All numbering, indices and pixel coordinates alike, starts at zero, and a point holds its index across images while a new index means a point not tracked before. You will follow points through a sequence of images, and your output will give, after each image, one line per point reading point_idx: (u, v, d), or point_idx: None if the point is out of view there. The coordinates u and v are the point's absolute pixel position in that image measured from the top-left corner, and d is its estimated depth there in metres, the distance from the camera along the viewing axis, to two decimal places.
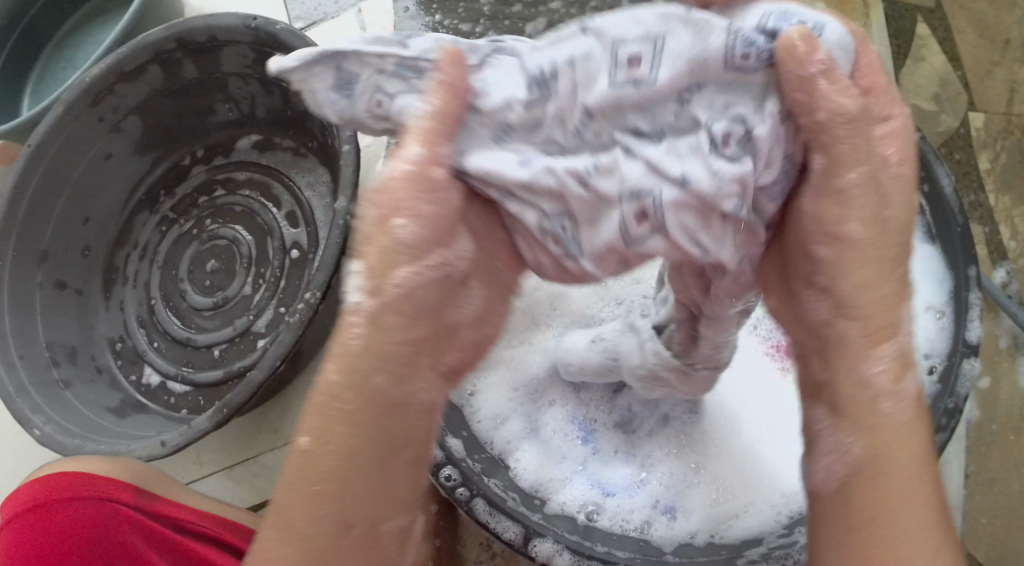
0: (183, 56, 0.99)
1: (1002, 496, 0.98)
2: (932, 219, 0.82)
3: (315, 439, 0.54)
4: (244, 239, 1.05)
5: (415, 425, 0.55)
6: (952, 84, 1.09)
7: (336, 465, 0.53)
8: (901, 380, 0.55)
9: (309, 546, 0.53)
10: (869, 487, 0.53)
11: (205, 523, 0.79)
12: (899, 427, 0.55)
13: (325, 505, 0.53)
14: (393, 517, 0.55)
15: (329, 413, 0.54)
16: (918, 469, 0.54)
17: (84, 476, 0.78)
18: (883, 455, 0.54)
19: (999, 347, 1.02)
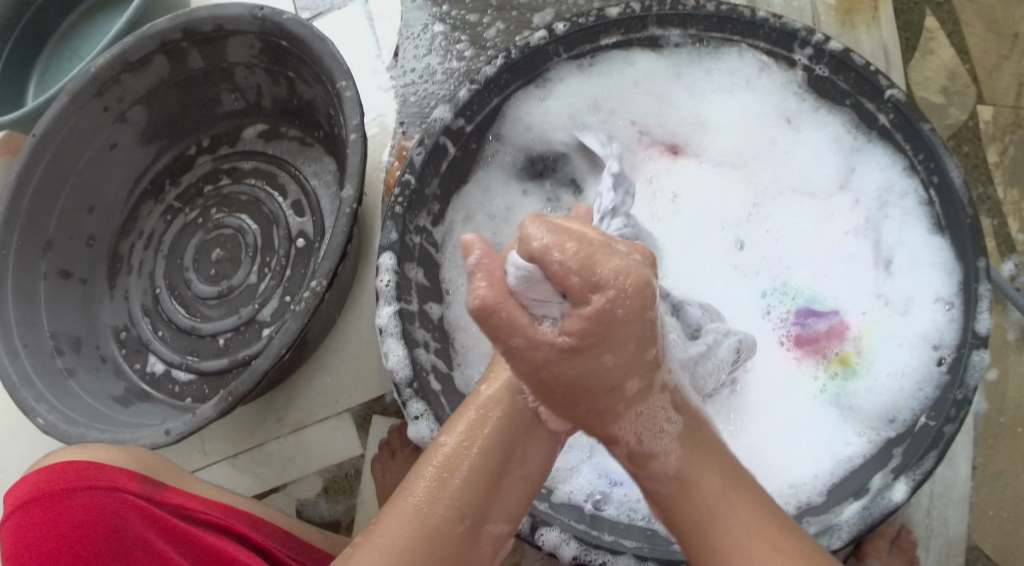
0: (188, 46, 0.99)
1: (1009, 489, 0.97)
2: (942, 209, 0.80)
3: (464, 440, 0.65)
4: (250, 229, 1.05)
5: (537, 454, 0.67)
6: (961, 77, 1.08)
7: (472, 468, 0.64)
8: (645, 466, 0.67)
9: (424, 526, 0.62)
10: (692, 536, 0.66)
11: (214, 513, 0.78)
12: (700, 478, 0.67)
13: (447, 492, 0.63)
14: (497, 522, 0.65)
15: (476, 417, 0.65)
16: (733, 508, 0.65)
17: (91, 464, 0.76)
18: (688, 507, 0.66)
19: (1008, 341, 1.02)
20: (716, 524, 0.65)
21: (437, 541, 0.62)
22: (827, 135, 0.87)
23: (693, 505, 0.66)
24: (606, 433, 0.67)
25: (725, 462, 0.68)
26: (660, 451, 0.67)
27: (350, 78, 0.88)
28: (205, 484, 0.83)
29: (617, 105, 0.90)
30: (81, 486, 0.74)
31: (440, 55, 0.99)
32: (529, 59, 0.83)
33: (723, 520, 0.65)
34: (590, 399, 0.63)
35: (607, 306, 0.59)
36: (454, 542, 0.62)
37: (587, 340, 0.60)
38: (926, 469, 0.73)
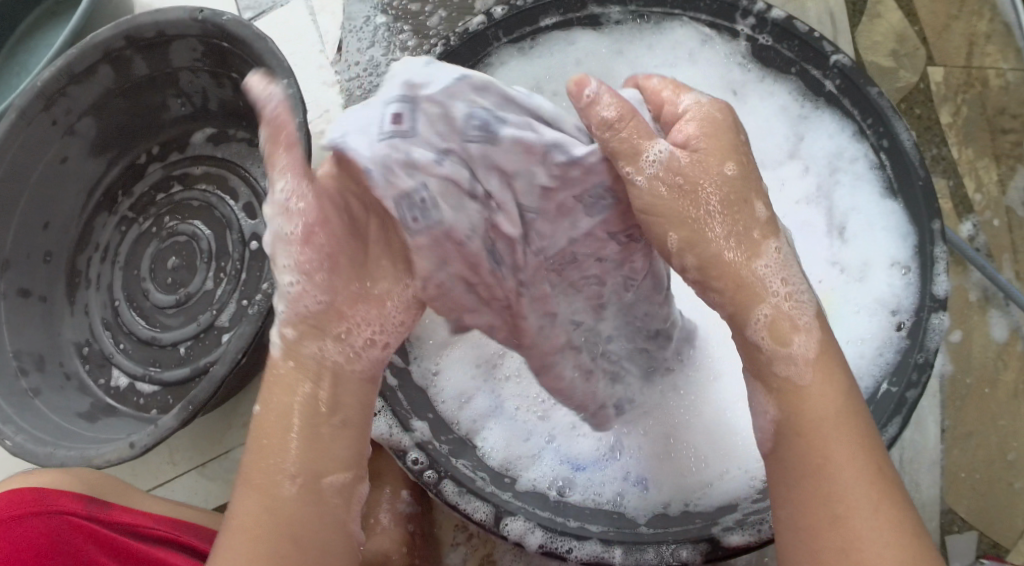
0: (132, 54, 0.97)
1: (980, 450, 0.98)
2: (893, 172, 0.79)
3: (272, 407, 0.64)
4: (203, 234, 1.04)
5: (347, 398, 0.65)
6: (910, 39, 1.08)
7: (287, 434, 0.63)
8: (786, 342, 0.64)
9: (266, 502, 0.62)
10: (808, 450, 0.61)
11: (160, 526, 0.77)
12: (816, 394, 0.63)
13: (277, 458, 0.63)
14: (334, 473, 0.64)
15: (280, 376, 0.64)
16: (842, 432, 0.61)
17: (33, 490, 0.76)
18: (808, 423, 0.62)
19: (970, 301, 1.02)
20: (833, 445, 0.61)
21: (277, 508, 0.62)
22: (774, 104, 0.87)
23: (822, 433, 0.61)
24: (752, 286, 0.64)
25: (847, 388, 0.63)
26: (800, 329, 0.64)
27: (291, 76, 0.87)
28: (155, 499, 0.82)
29: (559, 87, 0.90)
30: (24, 513, 0.75)
31: (384, 47, 0.99)
32: (470, 44, 0.81)
33: (833, 442, 0.61)
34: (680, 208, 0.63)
35: (703, 118, 0.64)
36: (292, 505, 0.62)
37: (719, 151, 0.63)
38: (889, 436, 0.72)
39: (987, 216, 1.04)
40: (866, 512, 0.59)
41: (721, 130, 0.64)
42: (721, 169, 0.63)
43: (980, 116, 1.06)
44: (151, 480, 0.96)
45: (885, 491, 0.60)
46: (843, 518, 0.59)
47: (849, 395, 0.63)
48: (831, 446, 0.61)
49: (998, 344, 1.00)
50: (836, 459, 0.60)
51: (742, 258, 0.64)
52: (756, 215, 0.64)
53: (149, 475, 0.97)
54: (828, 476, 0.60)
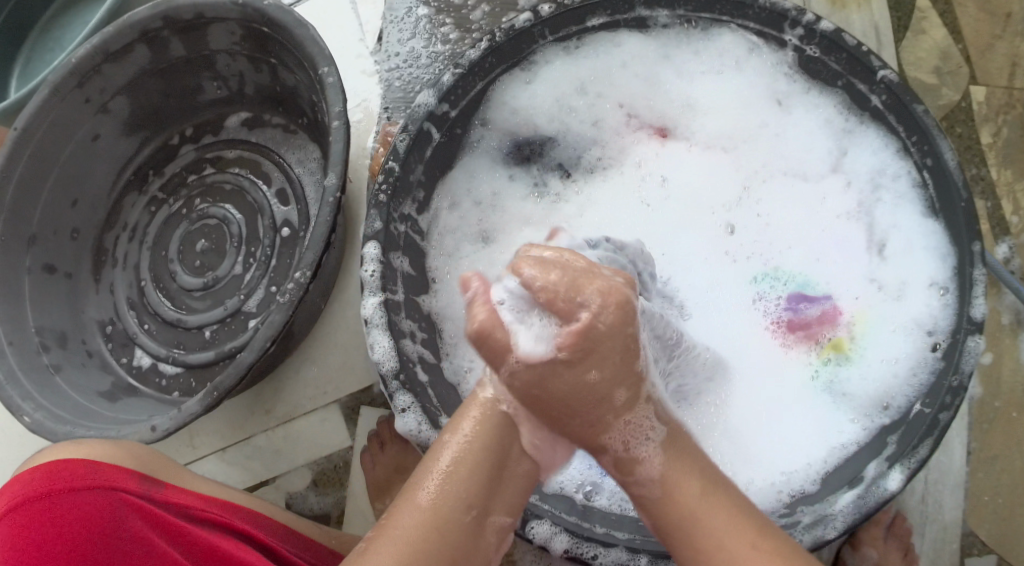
0: (170, 35, 0.97)
1: (1004, 474, 0.97)
2: (936, 192, 0.79)
3: (472, 437, 0.66)
4: (234, 219, 1.03)
5: (541, 454, 0.68)
6: (954, 57, 1.07)
7: (468, 465, 0.65)
8: (632, 472, 0.66)
9: (441, 527, 0.64)
10: (677, 531, 0.65)
11: (214, 509, 0.75)
12: (676, 482, 0.66)
13: (457, 487, 0.64)
14: (501, 512, 0.67)
15: (486, 417, 0.66)
16: (717, 511, 0.65)
17: (88, 464, 0.73)
18: (670, 509, 0.66)
19: (1002, 324, 1.00)
20: (694, 520, 0.65)
21: (451, 534, 0.64)
22: (818, 117, 0.86)
23: (678, 514, 0.65)
24: (597, 442, 0.67)
25: (704, 472, 0.67)
26: (648, 456, 0.66)
27: (332, 64, 0.86)
28: (199, 478, 0.80)
29: (604, 88, 0.88)
30: (77, 486, 0.71)
31: (424, 39, 0.97)
32: (513, 42, 0.81)
33: (689, 516, 0.65)
34: (581, 411, 0.65)
35: (594, 319, 0.63)
36: (460, 533, 0.64)
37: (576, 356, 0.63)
38: (920, 458, 0.72)
39: None
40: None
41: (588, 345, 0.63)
42: (585, 374, 0.64)
43: (1020, 138, 1.05)
44: None
45: (760, 532, 0.64)
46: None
47: (711, 482, 0.67)
48: (703, 512, 0.65)
49: None
50: (705, 527, 0.64)
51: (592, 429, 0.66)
52: (614, 402, 0.65)
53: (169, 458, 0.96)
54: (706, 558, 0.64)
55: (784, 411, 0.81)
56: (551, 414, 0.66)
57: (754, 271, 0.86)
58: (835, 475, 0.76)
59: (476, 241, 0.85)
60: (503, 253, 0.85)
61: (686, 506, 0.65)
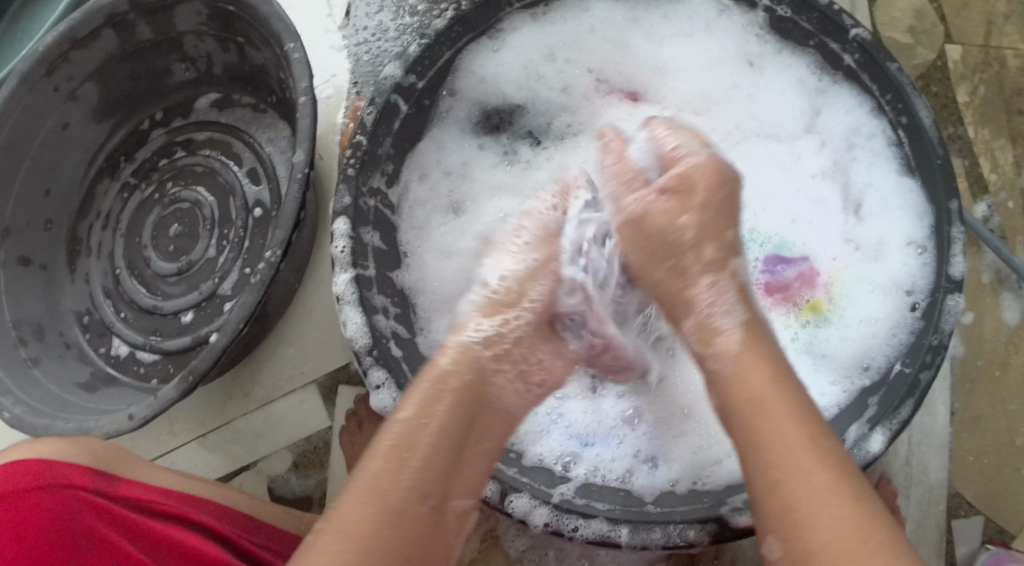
0: (136, 18, 0.95)
1: (988, 434, 0.97)
2: (911, 149, 0.78)
3: (418, 415, 0.64)
4: (205, 201, 1.02)
5: (496, 428, 0.68)
6: (928, 16, 1.06)
7: (422, 451, 0.63)
8: (710, 344, 0.68)
9: (390, 510, 0.60)
10: (744, 433, 0.64)
11: (173, 503, 0.73)
12: (747, 371, 0.66)
13: (407, 468, 0.62)
14: (458, 497, 0.64)
15: (432, 392, 0.66)
16: (781, 401, 0.64)
17: (40, 462, 0.71)
18: (738, 401, 0.65)
19: (983, 283, 1.00)
20: (763, 414, 0.63)
21: (404, 520, 0.60)
22: (792, 77, 0.85)
23: (760, 406, 0.64)
24: (681, 297, 0.71)
25: (778, 363, 0.66)
26: (723, 331, 0.68)
27: (297, 40, 0.85)
28: (167, 471, 0.77)
29: (573, 55, 0.87)
30: (30, 488, 0.70)
31: (392, 11, 0.97)
32: (480, 11, 0.80)
33: (767, 416, 0.63)
34: (653, 248, 0.71)
35: (690, 170, 0.71)
36: (415, 519, 0.61)
37: (680, 196, 0.71)
38: (901, 419, 0.71)
39: (1002, 197, 1.02)
40: (811, 492, 0.59)
41: (687, 181, 0.71)
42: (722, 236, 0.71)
43: (998, 96, 1.04)
44: (151, 451, 0.95)
45: (840, 466, 0.61)
46: (779, 481, 0.61)
47: (781, 374, 0.66)
48: (768, 402, 0.64)
49: (1010, 328, 0.99)
50: (764, 419, 0.63)
51: (675, 282, 0.71)
52: (703, 255, 0.70)
53: (150, 445, 0.96)
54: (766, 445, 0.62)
55: None
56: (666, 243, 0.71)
57: None
58: None
59: (447, 212, 0.84)
60: (472, 225, 0.85)
61: (756, 397, 0.64)
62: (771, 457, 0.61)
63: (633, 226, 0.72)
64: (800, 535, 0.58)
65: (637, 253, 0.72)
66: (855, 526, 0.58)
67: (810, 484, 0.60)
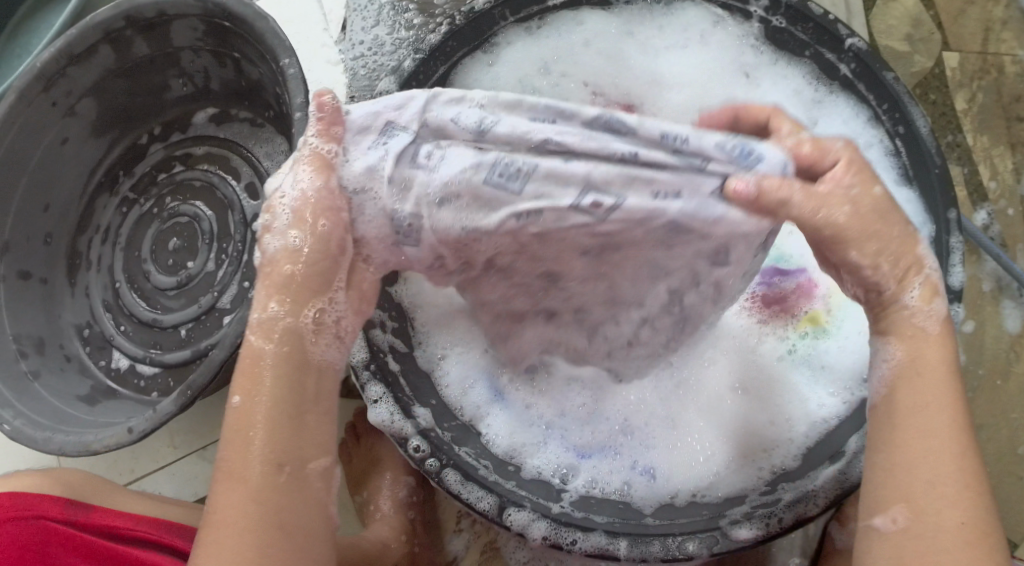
0: (133, 34, 0.96)
1: (990, 443, 0.96)
2: (908, 159, 0.77)
3: (249, 396, 0.61)
4: (205, 215, 1.03)
5: (326, 385, 0.63)
6: (925, 24, 1.06)
7: (266, 428, 0.61)
8: (929, 301, 0.63)
9: (252, 494, 0.60)
10: (903, 403, 0.62)
11: (140, 527, 0.76)
12: (928, 345, 0.63)
13: (253, 449, 0.61)
14: (316, 459, 0.63)
15: (255, 369, 0.62)
16: (940, 384, 0.62)
17: (14, 494, 0.73)
18: (914, 373, 0.62)
19: (983, 291, 1.00)
20: (912, 397, 0.62)
21: (265, 497, 0.60)
22: (787, 88, 0.84)
23: (908, 388, 0.62)
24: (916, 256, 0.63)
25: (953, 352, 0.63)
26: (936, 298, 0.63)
27: (293, 55, 0.85)
28: (133, 497, 0.79)
29: (568, 67, 0.87)
30: (2, 518, 0.71)
31: (388, 25, 0.98)
32: (474, 24, 0.81)
33: (919, 395, 0.62)
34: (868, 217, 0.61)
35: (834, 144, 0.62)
36: (274, 494, 0.60)
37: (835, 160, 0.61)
38: None
39: (1002, 205, 1.02)
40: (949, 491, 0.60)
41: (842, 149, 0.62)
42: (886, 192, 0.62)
43: (995, 103, 1.04)
44: (150, 465, 0.95)
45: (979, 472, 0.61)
46: (909, 464, 0.61)
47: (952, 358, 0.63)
48: (926, 378, 0.62)
49: (1010, 336, 0.98)
50: (925, 399, 0.61)
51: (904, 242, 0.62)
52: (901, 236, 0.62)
53: (149, 460, 0.96)
54: (917, 431, 0.61)
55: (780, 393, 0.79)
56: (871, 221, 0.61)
57: None
58: (817, 450, 0.74)
59: None
60: None
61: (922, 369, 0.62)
62: (907, 444, 0.61)
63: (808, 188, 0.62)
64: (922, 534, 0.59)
65: (859, 223, 0.61)
66: (971, 529, 0.59)
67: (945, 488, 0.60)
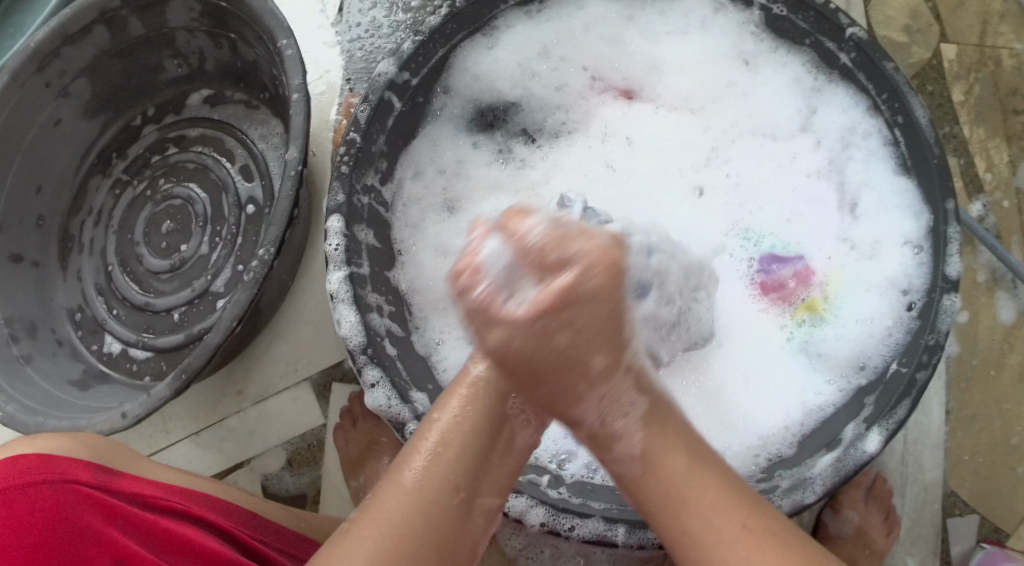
0: (128, 14, 0.95)
1: (983, 433, 0.97)
2: (907, 150, 0.77)
3: (463, 411, 0.61)
4: (199, 197, 1.02)
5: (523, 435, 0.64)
6: (924, 15, 1.06)
7: (466, 451, 0.61)
8: (616, 441, 0.63)
9: (427, 510, 0.60)
10: (668, 523, 0.62)
11: (173, 498, 0.72)
12: (659, 464, 0.61)
13: (444, 467, 0.60)
14: (490, 497, 0.63)
15: (471, 389, 0.62)
16: (703, 485, 0.61)
17: (40, 457, 0.69)
18: (662, 496, 0.62)
19: (978, 282, 1.00)
20: (692, 505, 0.61)
21: (432, 513, 0.60)
22: (786, 76, 0.85)
23: (685, 497, 0.61)
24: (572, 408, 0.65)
25: (691, 439, 0.63)
26: (623, 427, 0.62)
27: (291, 37, 0.85)
28: (163, 467, 0.77)
29: (567, 52, 0.87)
30: (31, 482, 0.68)
31: (385, 7, 0.97)
32: (474, 7, 0.81)
33: (694, 500, 0.61)
34: (550, 381, 0.59)
35: (574, 281, 0.57)
36: (446, 519, 0.60)
37: (559, 312, 0.57)
38: (898, 419, 0.71)
39: (997, 197, 1.02)
40: None
41: (564, 304, 0.57)
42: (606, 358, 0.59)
43: (992, 95, 1.04)
44: (144, 450, 0.95)
45: (784, 551, 0.60)
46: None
47: (696, 454, 0.62)
48: (689, 493, 0.61)
49: (1005, 328, 0.99)
50: (688, 507, 0.61)
51: (585, 392, 0.60)
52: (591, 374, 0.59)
53: (142, 445, 0.95)
54: (696, 542, 0.60)
55: (772, 378, 0.80)
56: (570, 387, 0.60)
57: (722, 234, 0.85)
58: (815, 435, 0.76)
59: (441, 210, 0.84)
60: (469, 222, 0.85)
61: (680, 489, 0.61)
62: (706, 551, 0.60)
63: (498, 357, 0.59)
64: None
65: (558, 357, 0.58)
66: None
67: None
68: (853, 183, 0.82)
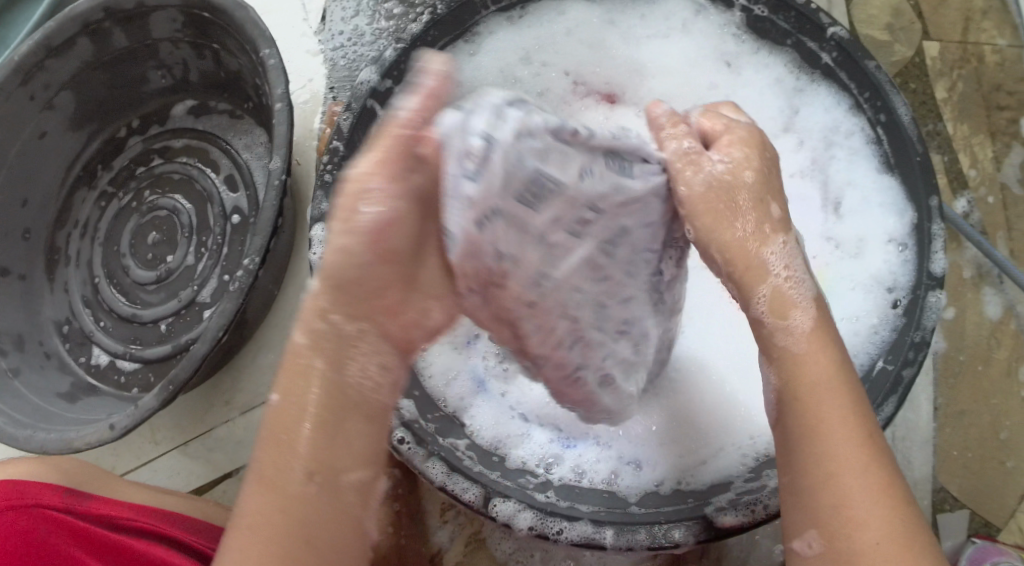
0: (111, 26, 0.95)
1: (972, 429, 0.97)
2: (889, 146, 0.77)
3: (289, 394, 0.61)
4: (184, 208, 1.02)
5: (373, 402, 0.63)
6: (905, 13, 1.06)
7: (308, 430, 0.60)
8: (785, 316, 0.64)
9: (283, 500, 0.60)
10: (799, 414, 0.61)
11: (147, 519, 0.73)
12: (810, 357, 0.63)
13: (295, 453, 0.60)
14: (353, 471, 0.62)
15: (298, 370, 0.61)
16: (841, 388, 0.61)
17: (11, 482, 0.72)
18: (800, 387, 0.62)
19: (964, 278, 1.00)
20: (822, 404, 0.61)
21: (291, 504, 0.60)
22: (769, 76, 0.85)
23: (817, 397, 0.61)
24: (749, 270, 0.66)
25: (840, 353, 0.63)
26: (800, 305, 0.65)
27: (273, 46, 0.85)
28: (140, 487, 0.78)
29: (549, 57, 0.88)
30: (1, 507, 0.71)
31: (368, 15, 0.97)
32: (455, 14, 0.80)
33: (826, 405, 0.61)
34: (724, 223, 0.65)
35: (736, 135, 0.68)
36: (306, 503, 0.60)
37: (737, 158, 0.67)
38: (885, 416, 0.70)
39: (982, 193, 1.02)
40: (864, 496, 0.58)
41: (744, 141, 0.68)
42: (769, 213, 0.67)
43: (975, 92, 1.05)
44: (133, 461, 0.94)
45: (887, 474, 0.59)
46: (833, 476, 0.59)
47: (845, 361, 0.63)
48: (828, 393, 0.61)
49: (992, 323, 0.99)
50: (820, 405, 0.61)
51: (751, 240, 0.65)
52: (771, 214, 0.67)
53: (131, 457, 0.95)
54: (823, 436, 0.60)
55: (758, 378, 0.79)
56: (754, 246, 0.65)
57: None
58: None
59: None
60: None
61: (813, 386, 0.61)
62: (825, 452, 0.59)
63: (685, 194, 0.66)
64: (843, 540, 0.57)
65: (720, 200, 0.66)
66: (893, 539, 0.57)
67: (857, 493, 0.58)
68: (837, 182, 0.83)
